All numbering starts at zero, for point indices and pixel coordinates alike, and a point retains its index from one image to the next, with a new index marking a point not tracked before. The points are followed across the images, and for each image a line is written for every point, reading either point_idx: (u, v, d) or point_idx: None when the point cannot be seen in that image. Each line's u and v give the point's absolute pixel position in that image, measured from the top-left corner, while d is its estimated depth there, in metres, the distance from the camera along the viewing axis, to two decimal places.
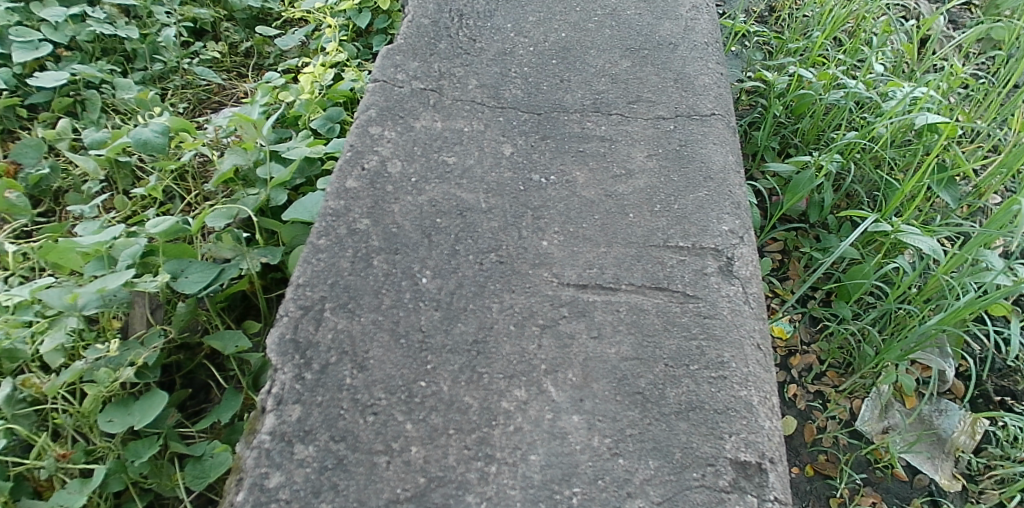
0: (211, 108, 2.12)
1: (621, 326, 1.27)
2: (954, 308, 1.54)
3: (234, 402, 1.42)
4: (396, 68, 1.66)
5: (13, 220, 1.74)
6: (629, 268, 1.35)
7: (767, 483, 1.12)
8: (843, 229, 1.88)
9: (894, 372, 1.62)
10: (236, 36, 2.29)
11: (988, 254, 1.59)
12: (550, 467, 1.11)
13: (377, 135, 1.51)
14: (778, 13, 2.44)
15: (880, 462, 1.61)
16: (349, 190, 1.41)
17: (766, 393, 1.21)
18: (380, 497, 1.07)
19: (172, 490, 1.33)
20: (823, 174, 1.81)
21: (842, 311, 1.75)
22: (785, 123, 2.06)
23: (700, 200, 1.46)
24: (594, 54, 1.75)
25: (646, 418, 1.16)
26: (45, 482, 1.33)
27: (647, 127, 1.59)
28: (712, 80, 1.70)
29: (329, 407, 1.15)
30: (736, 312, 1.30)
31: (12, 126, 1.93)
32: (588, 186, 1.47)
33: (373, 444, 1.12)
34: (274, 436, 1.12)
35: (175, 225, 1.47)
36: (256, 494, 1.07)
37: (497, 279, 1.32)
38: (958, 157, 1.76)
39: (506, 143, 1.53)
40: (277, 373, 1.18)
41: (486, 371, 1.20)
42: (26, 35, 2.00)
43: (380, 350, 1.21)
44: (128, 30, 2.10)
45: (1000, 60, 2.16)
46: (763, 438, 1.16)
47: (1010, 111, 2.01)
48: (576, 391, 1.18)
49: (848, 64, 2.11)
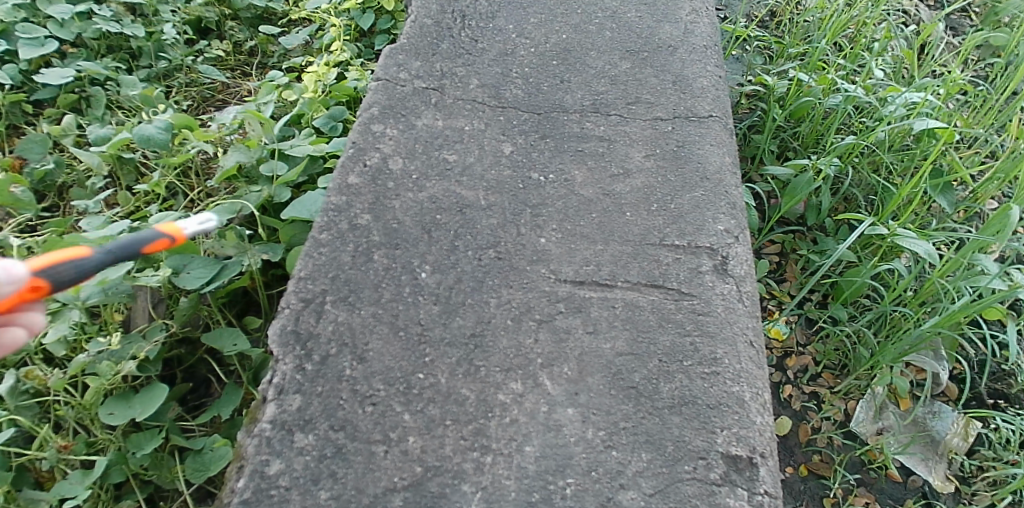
0: (215, 106, 2.15)
1: (617, 322, 1.29)
2: (950, 310, 1.56)
3: (234, 397, 1.44)
4: (399, 67, 1.68)
5: (18, 214, 1.77)
6: (626, 265, 1.38)
7: (757, 476, 1.14)
8: (841, 232, 1.90)
9: (888, 373, 1.65)
10: (241, 35, 2.32)
11: (982, 258, 1.64)
12: (544, 458, 1.13)
13: (379, 133, 1.54)
14: (778, 18, 2.46)
15: (873, 463, 1.63)
16: (350, 186, 1.44)
17: (758, 389, 1.23)
18: (378, 485, 1.09)
19: (173, 482, 1.35)
20: (821, 177, 1.84)
21: (836, 313, 1.77)
22: (785, 126, 2.08)
23: (697, 200, 1.49)
24: (595, 56, 1.77)
25: (640, 411, 1.19)
26: (47, 472, 1.35)
27: (646, 128, 1.61)
28: (710, 82, 1.72)
29: (329, 398, 1.17)
30: (730, 309, 1.32)
31: (18, 122, 1.97)
32: (586, 185, 1.49)
33: (372, 434, 1.14)
34: (274, 424, 1.14)
35: (177, 220, 1.53)
36: (257, 480, 1.09)
37: (496, 274, 1.34)
38: (955, 162, 1.79)
39: (506, 142, 1.56)
40: (278, 364, 1.20)
41: (484, 364, 1.22)
42: (33, 32, 2.03)
43: (379, 342, 1.23)
44: (134, 28, 2.13)
45: (998, 67, 2.18)
46: (754, 434, 1.18)
47: (1008, 116, 2.02)
48: (571, 385, 1.21)
49: (847, 69, 2.13)
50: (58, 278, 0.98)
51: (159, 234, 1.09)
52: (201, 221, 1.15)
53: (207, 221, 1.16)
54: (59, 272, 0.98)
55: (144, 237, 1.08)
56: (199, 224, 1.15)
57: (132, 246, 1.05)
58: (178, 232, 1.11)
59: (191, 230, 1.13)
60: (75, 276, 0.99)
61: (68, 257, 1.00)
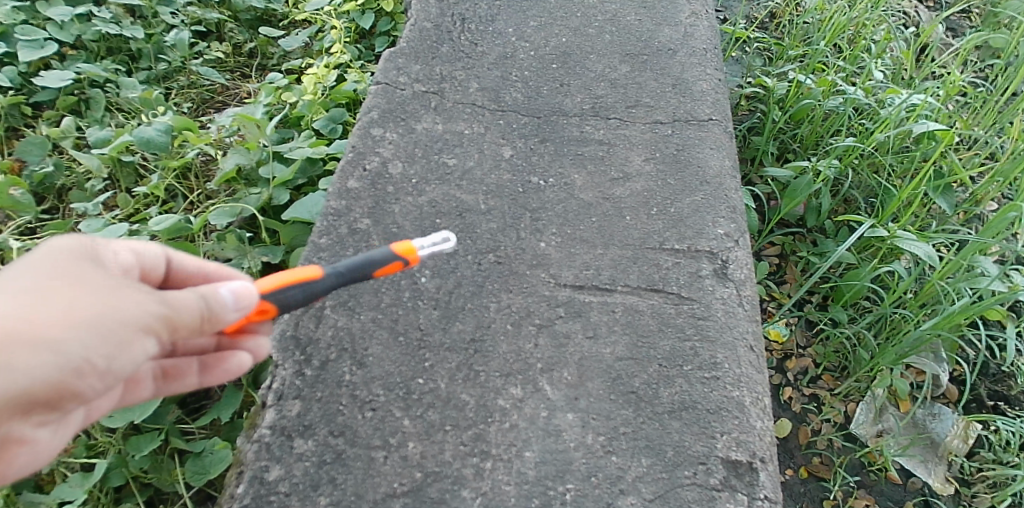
0: (215, 108, 2.15)
1: (617, 327, 1.29)
2: (950, 312, 1.56)
3: (234, 399, 1.43)
4: (399, 71, 1.68)
5: (18, 216, 1.77)
6: (626, 270, 1.37)
7: (757, 481, 1.14)
8: (840, 234, 1.90)
9: (888, 376, 1.66)
10: (240, 37, 2.31)
11: (982, 261, 1.66)
12: (544, 464, 1.13)
13: (379, 136, 1.54)
14: (778, 20, 2.45)
15: (873, 465, 1.63)
16: (350, 190, 1.43)
17: (758, 394, 1.23)
18: (378, 491, 1.09)
19: (172, 485, 1.34)
20: (820, 179, 1.84)
21: (836, 315, 1.77)
22: (785, 128, 2.08)
23: (696, 203, 1.49)
24: (594, 59, 1.77)
25: (640, 417, 1.19)
26: (47, 475, 1.36)
27: (646, 131, 1.61)
28: (710, 86, 1.72)
29: (328, 403, 1.17)
30: (730, 314, 1.32)
31: (17, 125, 1.97)
32: (586, 189, 1.49)
33: (371, 440, 1.14)
34: (274, 430, 1.14)
35: (178, 223, 1.54)
36: (256, 486, 1.09)
37: (496, 279, 1.34)
38: (955, 164, 1.78)
39: (506, 146, 1.56)
40: (278, 369, 1.20)
41: (483, 369, 1.22)
42: (32, 34, 2.03)
43: (379, 347, 1.23)
44: (134, 30, 2.12)
45: (998, 69, 2.18)
46: (754, 438, 1.18)
47: (1008, 118, 2.02)
48: (571, 390, 1.20)
49: (847, 71, 2.13)
50: (284, 298, 0.92)
51: (393, 253, 0.96)
52: (440, 239, 0.99)
53: (444, 240, 0.99)
54: (290, 292, 0.92)
55: (376, 255, 0.95)
56: (437, 243, 0.99)
57: (362, 267, 0.94)
58: (408, 249, 0.97)
59: (425, 247, 0.98)
60: (302, 299, 0.92)
61: (299, 279, 0.93)
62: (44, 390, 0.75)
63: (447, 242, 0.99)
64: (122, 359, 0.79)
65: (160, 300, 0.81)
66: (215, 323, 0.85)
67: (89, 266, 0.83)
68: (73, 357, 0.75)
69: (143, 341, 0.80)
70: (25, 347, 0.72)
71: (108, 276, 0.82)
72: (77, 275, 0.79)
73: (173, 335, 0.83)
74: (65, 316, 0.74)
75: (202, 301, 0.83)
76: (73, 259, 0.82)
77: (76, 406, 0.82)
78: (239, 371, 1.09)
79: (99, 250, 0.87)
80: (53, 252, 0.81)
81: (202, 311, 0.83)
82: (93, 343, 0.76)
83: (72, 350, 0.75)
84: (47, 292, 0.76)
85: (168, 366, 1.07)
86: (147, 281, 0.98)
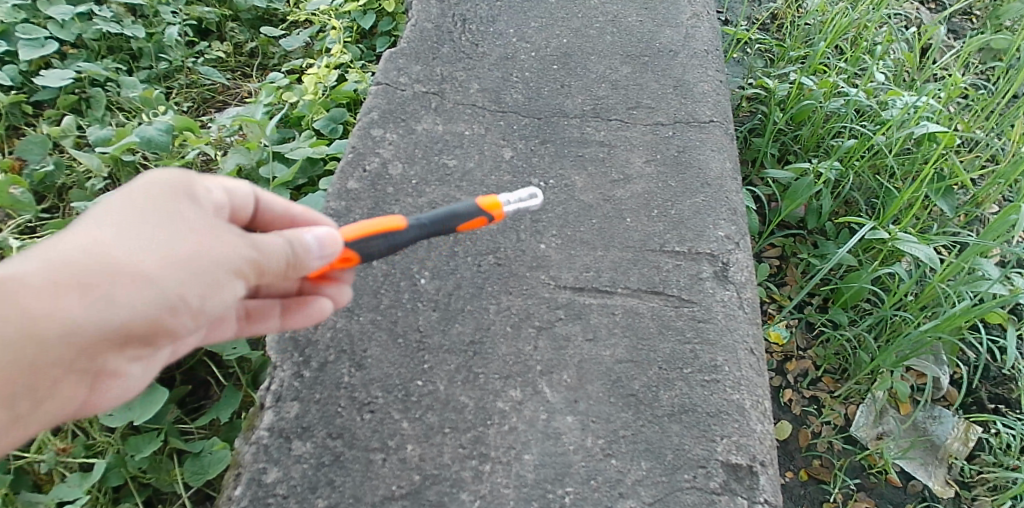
0: (216, 108, 2.15)
1: (617, 329, 1.28)
2: (950, 315, 1.55)
3: (233, 399, 1.42)
4: (399, 71, 1.68)
5: (18, 216, 1.76)
6: (626, 272, 1.37)
7: (757, 485, 1.13)
8: (841, 236, 1.89)
9: (888, 378, 1.63)
10: (241, 37, 2.31)
11: (984, 264, 1.63)
12: (543, 467, 1.12)
13: (379, 137, 1.53)
14: (780, 22, 2.45)
15: (874, 468, 1.62)
16: (350, 191, 1.43)
17: (758, 397, 1.23)
18: (376, 493, 1.09)
19: (171, 485, 1.34)
20: (822, 181, 1.83)
21: (837, 317, 1.76)
22: (786, 130, 2.08)
23: (697, 206, 1.48)
24: (596, 60, 1.77)
25: (639, 420, 1.18)
26: (46, 475, 1.35)
27: (647, 133, 1.60)
28: (711, 87, 1.72)
29: (327, 405, 1.17)
30: (731, 316, 1.32)
31: (18, 123, 1.96)
32: (587, 191, 1.49)
33: (370, 442, 1.13)
34: (272, 432, 1.14)
35: None
36: (254, 488, 1.09)
37: (495, 281, 1.34)
38: (956, 167, 1.78)
39: (506, 147, 1.55)
40: (277, 370, 1.20)
41: (483, 372, 1.22)
42: (33, 33, 2.02)
43: (378, 349, 1.23)
44: (135, 29, 2.12)
45: (1000, 71, 2.17)
46: (754, 442, 1.18)
47: (1010, 121, 2.02)
48: (571, 393, 1.20)
49: (849, 73, 2.13)
50: (372, 245, 0.99)
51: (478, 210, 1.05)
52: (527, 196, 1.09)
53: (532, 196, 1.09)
54: (378, 240, 1.00)
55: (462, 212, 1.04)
56: (523, 201, 1.08)
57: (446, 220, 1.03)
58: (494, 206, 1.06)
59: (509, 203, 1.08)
60: (385, 249, 1.00)
61: (383, 229, 1.01)
62: (146, 323, 0.81)
63: (534, 199, 1.09)
64: (213, 297, 0.86)
65: (250, 245, 0.87)
66: (300, 269, 0.92)
67: (188, 201, 0.88)
68: (171, 295, 0.82)
69: (231, 282, 0.87)
70: (130, 282, 0.78)
71: (204, 214, 0.88)
72: (175, 214, 0.86)
73: (257, 278, 0.90)
74: (166, 252, 0.81)
75: (287, 246, 0.90)
76: (172, 195, 0.87)
77: (169, 342, 0.89)
78: (320, 317, 1.13)
79: (197, 184, 0.92)
80: (152, 188, 0.86)
81: (286, 256, 0.90)
82: (188, 281, 0.83)
83: (170, 286, 0.81)
84: (149, 229, 0.82)
85: (253, 306, 1.11)
86: (235, 218, 1.02)
